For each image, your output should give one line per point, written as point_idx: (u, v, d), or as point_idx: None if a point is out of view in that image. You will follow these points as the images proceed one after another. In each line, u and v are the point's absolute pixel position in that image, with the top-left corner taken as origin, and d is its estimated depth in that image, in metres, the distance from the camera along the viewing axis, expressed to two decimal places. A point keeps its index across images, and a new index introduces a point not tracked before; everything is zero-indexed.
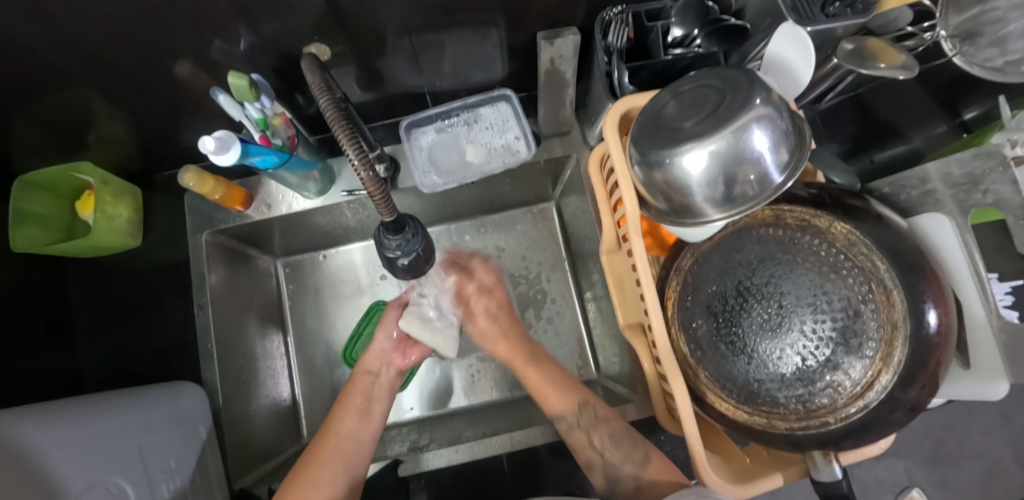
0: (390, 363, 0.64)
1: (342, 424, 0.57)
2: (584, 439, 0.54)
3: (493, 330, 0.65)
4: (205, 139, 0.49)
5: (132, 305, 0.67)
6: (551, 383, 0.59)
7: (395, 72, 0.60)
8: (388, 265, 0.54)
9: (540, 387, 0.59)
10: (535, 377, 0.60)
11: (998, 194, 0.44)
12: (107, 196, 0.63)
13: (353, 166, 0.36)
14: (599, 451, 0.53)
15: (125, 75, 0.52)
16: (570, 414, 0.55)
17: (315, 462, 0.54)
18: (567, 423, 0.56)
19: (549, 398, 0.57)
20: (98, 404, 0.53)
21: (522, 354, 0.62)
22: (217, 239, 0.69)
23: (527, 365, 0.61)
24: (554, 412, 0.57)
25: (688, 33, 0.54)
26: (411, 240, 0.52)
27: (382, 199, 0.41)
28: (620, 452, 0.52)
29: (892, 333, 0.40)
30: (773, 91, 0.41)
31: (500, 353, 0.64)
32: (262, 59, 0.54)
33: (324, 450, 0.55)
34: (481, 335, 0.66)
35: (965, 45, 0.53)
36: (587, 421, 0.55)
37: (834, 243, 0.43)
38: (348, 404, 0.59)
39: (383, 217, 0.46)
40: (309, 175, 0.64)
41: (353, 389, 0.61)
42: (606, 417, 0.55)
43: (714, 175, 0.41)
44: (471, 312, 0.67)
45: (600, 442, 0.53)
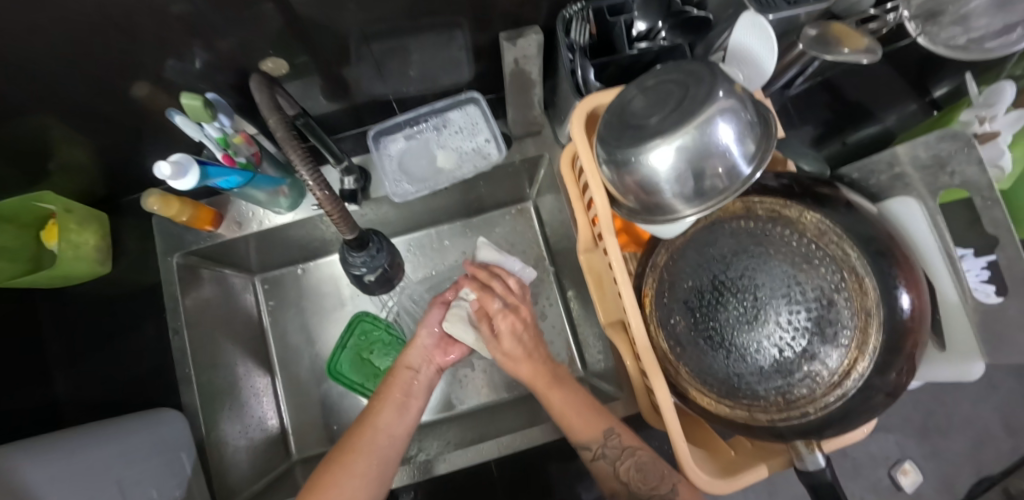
0: (431, 361, 0.64)
1: (379, 417, 0.57)
2: (609, 469, 0.53)
3: (519, 352, 0.58)
4: (161, 165, 0.48)
5: (106, 334, 0.65)
6: (575, 407, 0.55)
7: (359, 81, 0.59)
8: (356, 279, 0.62)
9: (565, 412, 0.55)
10: (558, 400, 0.56)
11: (964, 176, 0.45)
12: (71, 224, 0.61)
13: (308, 186, 0.44)
14: (622, 480, 0.52)
15: (76, 100, 0.50)
16: (596, 444, 0.53)
17: (350, 454, 0.53)
18: (590, 452, 0.53)
19: (572, 427, 0.54)
20: (77, 441, 0.52)
21: (545, 378, 0.57)
22: (189, 260, 0.67)
23: (551, 387, 0.56)
24: (576, 440, 0.54)
25: (652, 25, 0.53)
26: (376, 255, 0.60)
27: (338, 216, 0.49)
28: (649, 485, 0.51)
29: (867, 320, 0.40)
30: (735, 82, 0.41)
31: (523, 376, 0.58)
32: (220, 76, 0.52)
33: (360, 442, 0.54)
34: (504, 357, 0.59)
35: (928, 25, 0.53)
36: (613, 452, 0.53)
37: (805, 233, 0.43)
38: (387, 396, 0.59)
39: (344, 233, 0.53)
40: (278, 191, 0.63)
41: (393, 383, 0.60)
42: (632, 447, 0.53)
43: (682, 171, 0.40)
44: (494, 332, 0.60)
45: (626, 473, 0.52)
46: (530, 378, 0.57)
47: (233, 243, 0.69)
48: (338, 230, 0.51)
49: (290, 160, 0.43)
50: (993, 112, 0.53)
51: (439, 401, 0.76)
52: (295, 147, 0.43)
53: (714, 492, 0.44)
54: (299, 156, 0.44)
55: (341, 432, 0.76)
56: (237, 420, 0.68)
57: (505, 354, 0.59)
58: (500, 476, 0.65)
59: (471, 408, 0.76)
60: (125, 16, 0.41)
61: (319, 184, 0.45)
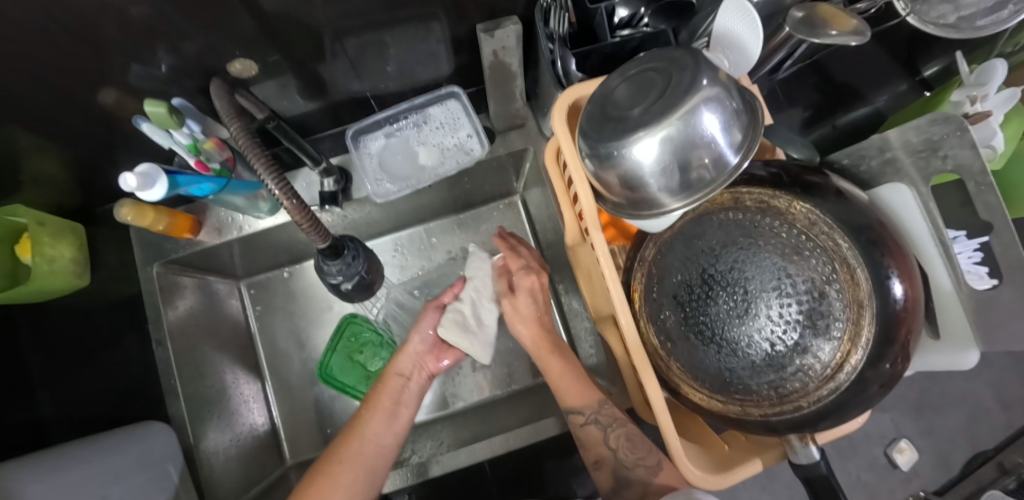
0: (423, 367, 0.61)
1: (368, 426, 0.55)
2: (598, 435, 0.53)
3: (530, 313, 0.58)
4: (126, 176, 0.47)
5: (88, 348, 0.64)
6: (573, 375, 0.56)
7: (336, 79, 0.57)
8: (333, 289, 0.60)
9: (562, 376, 0.55)
10: (558, 366, 0.56)
11: (957, 159, 0.44)
12: (44, 238, 0.59)
13: (275, 195, 0.43)
14: (611, 448, 0.53)
15: (38, 111, 0.48)
16: (589, 408, 0.53)
17: (336, 465, 0.53)
18: (581, 415, 0.54)
19: (566, 391, 0.55)
20: (56, 462, 0.51)
21: (550, 345, 0.57)
22: (171, 269, 0.66)
23: (551, 355, 0.56)
24: (568, 409, 0.54)
25: (635, 12, 0.51)
26: (352, 263, 0.58)
27: (309, 223, 0.47)
28: (635, 457, 0.52)
29: (859, 312, 0.39)
30: (720, 70, 0.39)
31: (523, 339, 0.58)
32: (188, 80, 0.50)
33: (346, 452, 0.54)
34: (512, 315, 0.58)
35: (917, 4, 0.51)
36: (605, 419, 0.53)
37: (794, 224, 0.42)
38: (377, 405, 0.57)
39: (316, 242, 0.51)
40: (257, 195, 0.62)
41: (383, 390, 0.59)
42: (622, 419, 0.54)
43: (667, 163, 0.39)
44: (510, 289, 0.59)
45: (616, 440, 0.53)
46: (530, 340, 0.57)
47: (215, 250, 0.67)
48: (310, 239, 0.49)
49: (254, 168, 0.42)
50: (986, 91, 0.52)
51: (435, 400, 0.74)
52: (257, 153, 0.42)
53: (709, 488, 0.44)
54: (262, 164, 0.43)
55: (335, 435, 0.76)
56: (227, 428, 0.67)
57: (511, 312, 0.58)
58: (493, 474, 0.65)
59: (470, 405, 0.75)
60: (79, 20, 0.38)
61: (287, 192, 0.44)
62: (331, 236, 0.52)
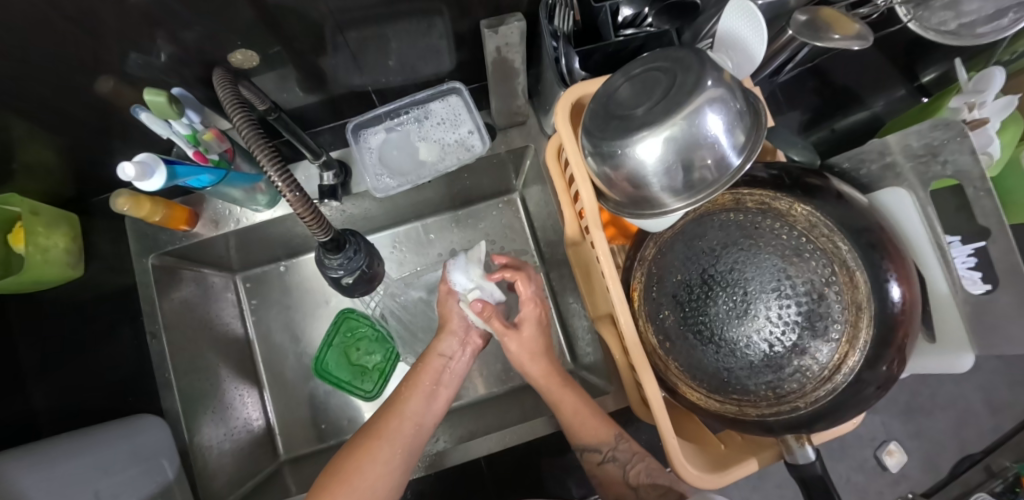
0: (466, 344, 0.61)
1: (408, 405, 0.55)
2: (619, 473, 0.52)
3: (536, 348, 0.59)
4: (126, 164, 0.45)
5: (82, 340, 0.63)
6: (586, 412, 0.54)
7: (337, 72, 0.56)
8: (333, 282, 0.60)
9: (577, 413, 0.54)
10: (570, 402, 0.55)
11: (957, 165, 0.44)
12: (38, 227, 0.58)
13: (278, 186, 0.42)
14: (632, 485, 0.50)
15: (34, 98, 0.47)
16: (607, 444, 0.52)
17: (375, 439, 0.52)
18: (598, 454, 0.53)
19: (580, 428, 0.53)
20: (47, 454, 0.50)
21: (558, 378, 0.57)
22: (165, 261, 0.65)
23: (563, 389, 0.56)
24: (584, 444, 0.53)
25: (638, 12, 0.51)
26: (353, 257, 0.58)
27: (311, 217, 0.47)
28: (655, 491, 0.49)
29: (857, 314, 0.39)
30: (724, 70, 0.39)
31: (532, 374, 0.58)
32: (187, 70, 0.50)
33: (386, 428, 0.53)
34: (518, 353, 0.58)
35: (920, 10, 0.52)
36: (624, 456, 0.52)
37: (795, 225, 0.42)
38: (418, 384, 0.57)
39: (318, 235, 0.50)
40: (255, 188, 0.61)
41: (424, 370, 0.58)
42: (641, 453, 0.53)
43: (669, 163, 0.39)
44: (511, 326, 0.59)
45: (636, 476, 0.51)
46: (542, 377, 0.57)
47: (211, 243, 0.67)
48: (311, 232, 0.49)
49: (258, 160, 0.42)
50: (983, 98, 0.53)
51: None
52: (262, 145, 0.42)
53: (704, 487, 0.44)
54: (266, 155, 0.42)
55: (329, 430, 0.75)
56: (220, 423, 0.67)
57: (520, 349, 0.58)
58: (490, 473, 0.65)
59: (466, 402, 0.75)
60: (79, 7, 0.38)
61: (289, 184, 0.43)
62: (333, 230, 0.52)
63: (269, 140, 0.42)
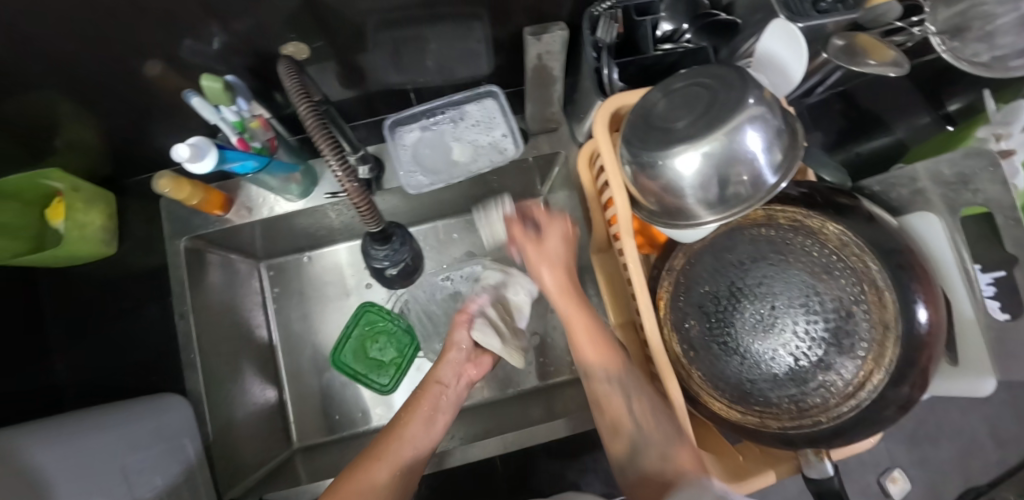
0: (461, 374, 0.60)
1: (407, 430, 0.53)
2: (619, 404, 0.47)
3: (555, 257, 0.51)
4: (180, 146, 0.47)
5: (109, 317, 0.64)
6: (595, 329, 0.49)
7: (376, 69, 0.58)
8: (377, 272, 0.64)
9: (582, 333, 0.49)
10: (580, 318, 0.49)
11: (988, 194, 0.45)
12: (77, 204, 0.60)
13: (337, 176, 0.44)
14: (631, 419, 0.46)
15: (89, 77, 0.49)
16: (611, 368, 0.47)
17: (373, 461, 0.49)
18: (601, 377, 0.48)
19: (586, 349, 0.48)
20: (69, 431, 0.50)
21: (573, 294, 0.50)
22: (195, 244, 0.66)
23: (575, 305, 0.50)
24: (585, 364, 0.48)
25: (677, 27, 0.53)
26: (399, 249, 0.61)
27: (363, 205, 0.48)
28: (654, 423, 0.44)
29: (884, 334, 0.40)
30: (765, 89, 0.40)
31: (546, 287, 0.51)
32: (237, 59, 0.51)
33: (385, 451, 0.50)
34: (536, 261, 0.51)
35: (953, 41, 0.53)
36: (627, 386, 0.47)
37: (827, 243, 0.43)
38: (416, 409, 0.55)
39: (368, 223, 0.53)
40: (290, 178, 0.62)
41: (423, 396, 0.56)
42: (648, 387, 0.47)
43: (707, 176, 0.40)
44: (529, 234, 0.52)
45: (636, 403, 0.46)
46: (556, 291, 0.50)
47: (238, 229, 0.68)
48: (362, 221, 0.51)
49: (317, 148, 0.43)
50: (1010, 130, 0.54)
51: None
52: (323, 136, 0.44)
53: None
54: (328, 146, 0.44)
55: (343, 422, 0.76)
56: (237, 406, 0.67)
57: (535, 259, 0.52)
58: (504, 472, 0.66)
59: (479, 402, 0.75)
60: None
61: (346, 173, 0.45)
62: (382, 221, 0.54)
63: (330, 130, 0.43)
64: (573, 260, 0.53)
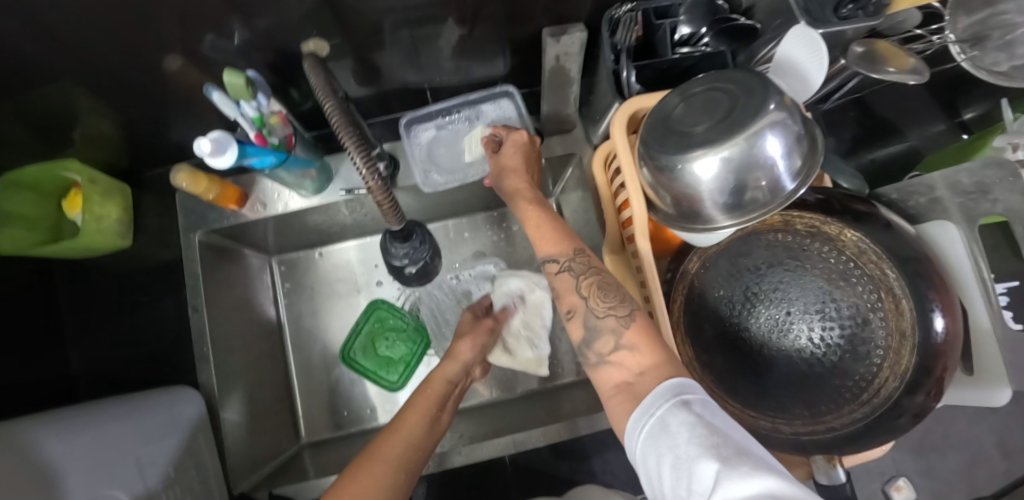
0: (468, 374, 0.62)
1: (407, 428, 0.51)
2: (572, 282, 0.47)
3: (514, 162, 0.55)
4: (202, 141, 0.47)
5: (124, 309, 0.65)
6: (549, 221, 0.52)
7: (393, 66, 0.58)
8: (396, 270, 0.62)
9: (538, 224, 0.52)
10: (535, 213, 0.53)
11: (1007, 203, 0.46)
12: (95, 196, 0.60)
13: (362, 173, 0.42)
14: (582, 292, 0.46)
15: (112, 70, 0.49)
16: (565, 255, 0.48)
17: (369, 460, 0.46)
18: (555, 265, 0.49)
19: (541, 239, 0.51)
20: (85, 423, 0.52)
21: (530, 192, 0.54)
22: (211, 239, 0.67)
23: (532, 202, 0.54)
24: (543, 258, 0.50)
25: (696, 31, 0.53)
26: (418, 248, 0.60)
27: (388, 204, 0.48)
28: (607, 305, 0.44)
29: (900, 342, 0.40)
30: (786, 95, 0.40)
31: (507, 187, 0.55)
32: (257, 54, 0.51)
33: (381, 450, 0.48)
34: (497, 171, 0.56)
35: (973, 50, 0.54)
36: (579, 267, 0.47)
37: (844, 250, 0.43)
38: (420, 407, 0.53)
39: (391, 223, 0.52)
40: (305, 174, 0.63)
41: (429, 394, 0.55)
42: (598, 268, 0.48)
43: (726, 180, 0.40)
44: (495, 147, 0.57)
45: (588, 287, 0.46)
46: (516, 191, 0.54)
47: (252, 225, 0.68)
48: (386, 219, 0.50)
49: (341, 142, 0.41)
50: None
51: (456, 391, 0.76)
52: (348, 131, 0.42)
53: None
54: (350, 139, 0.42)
55: (351, 418, 0.77)
56: (247, 401, 0.67)
57: (495, 167, 0.56)
58: (513, 472, 0.66)
59: (488, 401, 0.75)
60: None
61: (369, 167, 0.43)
62: (405, 220, 0.54)
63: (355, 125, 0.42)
64: (531, 167, 0.57)
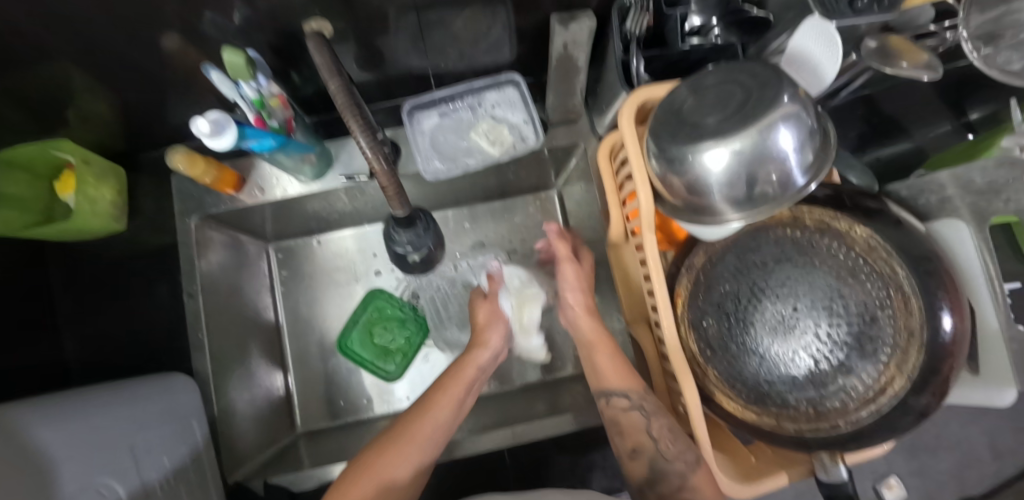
0: (496, 354, 0.64)
1: (438, 411, 0.53)
2: (641, 422, 0.48)
3: (586, 298, 0.58)
4: (199, 121, 0.46)
5: (118, 294, 0.63)
6: (619, 361, 0.52)
7: (398, 51, 0.57)
8: (397, 257, 0.62)
9: (607, 359, 0.52)
10: (607, 361, 0.52)
11: (1019, 203, 0.46)
12: (89, 178, 0.59)
13: (366, 156, 0.41)
14: (653, 437, 0.47)
15: (109, 48, 0.47)
16: (637, 393, 0.49)
17: (403, 440, 0.50)
18: (624, 400, 0.49)
19: (612, 372, 0.51)
20: (63, 408, 0.47)
21: (603, 340, 0.54)
22: (205, 224, 0.65)
23: (602, 351, 0.53)
24: (609, 391, 0.51)
25: (707, 21, 0.51)
26: (422, 234, 0.59)
27: (391, 188, 0.47)
28: (676, 448, 0.46)
29: (908, 340, 0.40)
30: (800, 87, 0.39)
31: (581, 340, 0.55)
32: (259, 34, 0.50)
33: (414, 430, 0.51)
34: (574, 291, 0.59)
35: (988, 48, 0.52)
36: (651, 407, 0.49)
37: (853, 247, 0.43)
38: (450, 390, 0.55)
39: (394, 208, 0.50)
40: (305, 159, 0.61)
41: (459, 378, 0.57)
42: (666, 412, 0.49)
43: (736, 174, 0.39)
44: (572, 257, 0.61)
45: (659, 429, 0.47)
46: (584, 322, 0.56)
47: (251, 210, 0.67)
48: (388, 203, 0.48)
49: (346, 125, 0.41)
50: None
51: None
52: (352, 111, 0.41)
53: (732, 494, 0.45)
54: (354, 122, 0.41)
55: (347, 408, 0.76)
56: (243, 389, 0.67)
57: (572, 277, 0.59)
58: (512, 462, 0.65)
59: (487, 393, 0.75)
60: None
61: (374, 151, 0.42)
62: (409, 206, 0.52)
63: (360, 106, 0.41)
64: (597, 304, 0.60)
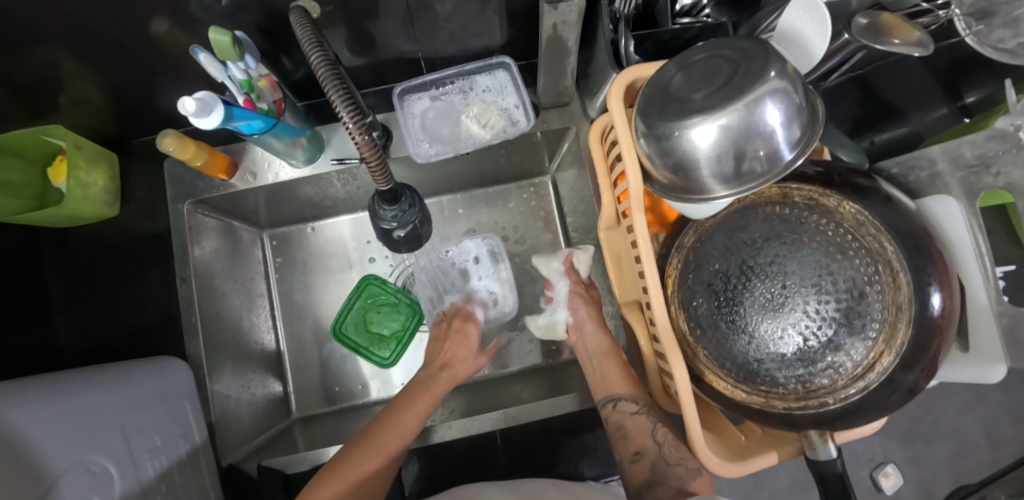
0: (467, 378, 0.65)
1: (404, 422, 0.56)
2: (648, 426, 0.55)
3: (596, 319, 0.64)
4: (186, 100, 0.45)
5: (111, 279, 0.64)
6: (623, 371, 0.59)
7: (388, 35, 0.56)
8: (385, 234, 0.61)
9: (612, 370, 0.59)
10: (612, 368, 0.60)
11: (1008, 177, 0.45)
12: (81, 163, 0.59)
13: (348, 128, 0.41)
14: (658, 440, 0.53)
15: (96, 32, 0.47)
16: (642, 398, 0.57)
17: (367, 448, 0.54)
18: (630, 404, 0.56)
19: (614, 378, 0.59)
20: (54, 387, 0.46)
21: (616, 355, 0.61)
22: (198, 209, 0.65)
23: (609, 359, 0.61)
24: (617, 394, 0.57)
25: (697, 2, 0.52)
26: (407, 210, 0.58)
27: (377, 165, 0.46)
28: (678, 455, 0.53)
29: (897, 315, 0.40)
30: (788, 63, 0.39)
31: (592, 348, 0.62)
32: (245, 16, 0.49)
33: (378, 438, 0.55)
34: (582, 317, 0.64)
35: (980, 25, 0.52)
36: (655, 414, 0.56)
37: (842, 223, 0.43)
38: (417, 404, 0.58)
39: (379, 184, 0.50)
40: (296, 143, 0.61)
41: (428, 394, 0.60)
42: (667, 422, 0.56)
43: (723, 149, 0.39)
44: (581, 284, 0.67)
45: (664, 434, 0.54)
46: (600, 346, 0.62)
47: (244, 195, 0.67)
48: (374, 180, 0.48)
49: (330, 101, 0.41)
50: None
51: None
52: (336, 87, 0.41)
53: (723, 474, 0.45)
54: (339, 99, 0.41)
55: (342, 394, 0.76)
56: (237, 375, 0.67)
57: (581, 299, 0.65)
58: (504, 446, 0.65)
59: (482, 377, 0.75)
60: None
61: (359, 129, 0.42)
62: (393, 181, 0.52)
63: (345, 83, 0.41)
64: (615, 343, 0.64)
